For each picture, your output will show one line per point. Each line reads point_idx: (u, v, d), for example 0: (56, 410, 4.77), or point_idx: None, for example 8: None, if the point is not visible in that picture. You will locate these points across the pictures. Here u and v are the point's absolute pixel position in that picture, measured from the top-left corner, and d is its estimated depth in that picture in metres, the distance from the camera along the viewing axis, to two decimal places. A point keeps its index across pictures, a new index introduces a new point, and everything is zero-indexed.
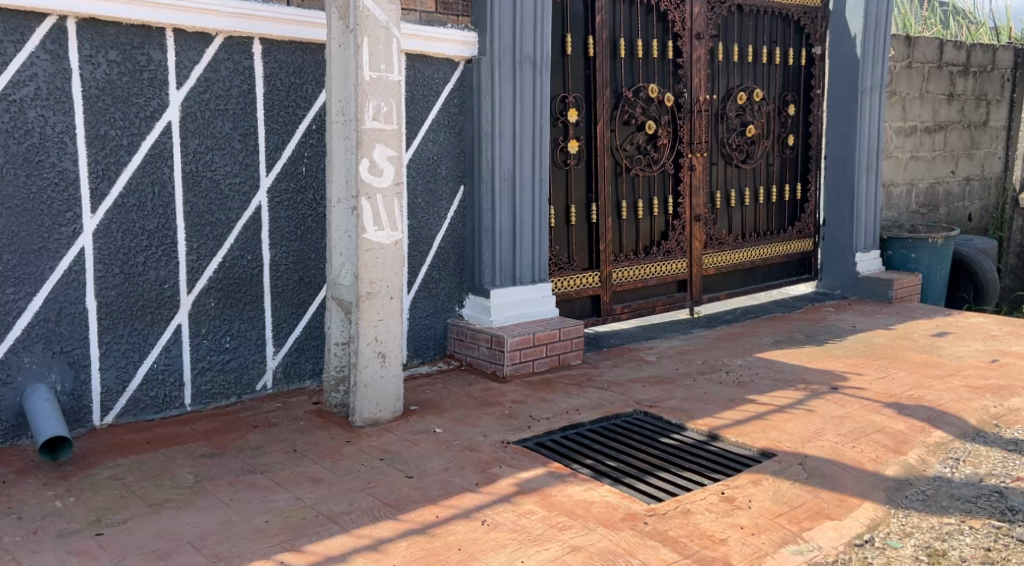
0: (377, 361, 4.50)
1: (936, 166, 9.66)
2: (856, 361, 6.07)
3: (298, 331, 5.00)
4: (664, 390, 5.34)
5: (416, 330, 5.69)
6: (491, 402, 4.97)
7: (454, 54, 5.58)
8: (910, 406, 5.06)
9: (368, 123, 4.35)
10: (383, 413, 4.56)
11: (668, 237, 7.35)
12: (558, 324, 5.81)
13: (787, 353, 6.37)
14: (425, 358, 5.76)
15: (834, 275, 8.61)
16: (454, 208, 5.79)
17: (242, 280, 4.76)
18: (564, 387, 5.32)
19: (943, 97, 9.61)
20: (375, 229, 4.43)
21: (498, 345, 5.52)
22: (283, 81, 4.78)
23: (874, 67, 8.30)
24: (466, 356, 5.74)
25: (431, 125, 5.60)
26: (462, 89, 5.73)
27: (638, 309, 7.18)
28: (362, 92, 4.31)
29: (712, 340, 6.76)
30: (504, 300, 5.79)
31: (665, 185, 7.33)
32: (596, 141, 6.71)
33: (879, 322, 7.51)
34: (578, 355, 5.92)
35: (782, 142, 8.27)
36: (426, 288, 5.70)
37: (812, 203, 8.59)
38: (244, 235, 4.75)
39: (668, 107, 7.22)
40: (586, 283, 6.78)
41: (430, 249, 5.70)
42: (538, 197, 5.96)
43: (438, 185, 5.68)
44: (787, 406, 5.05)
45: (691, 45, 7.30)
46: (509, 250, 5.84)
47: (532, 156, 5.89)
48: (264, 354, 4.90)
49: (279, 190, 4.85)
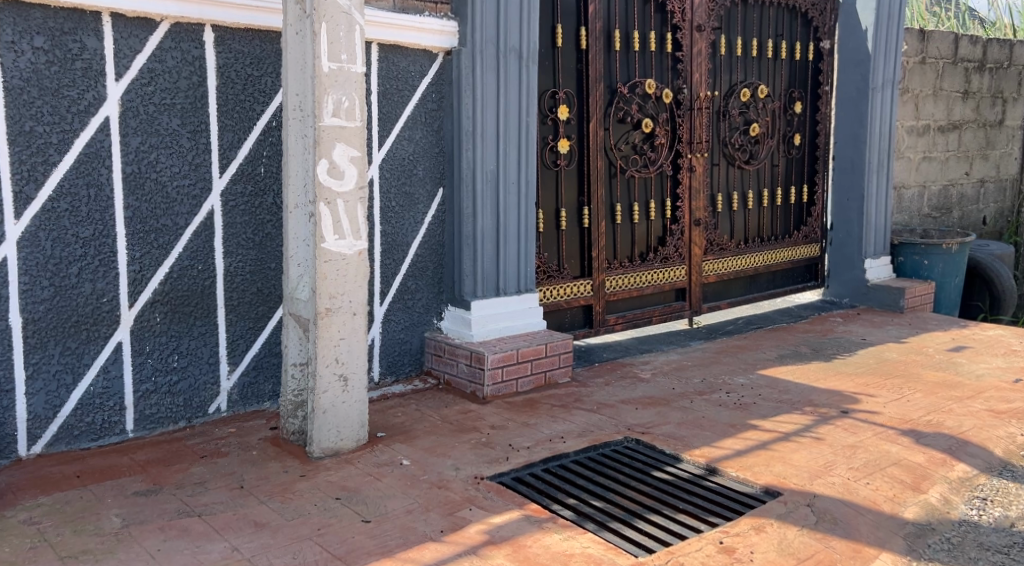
0: (338, 385, 4.05)
1: (949, 167, 9.19)
2: (868, 381, 5.61)
3: (256, 348, 4.55)
4: (658, 413, 4.87)
5: (390, 345, 5.22)
6: (467, 427, 4.52)
7: (431, 45, 5.12)
8: (929, 434, 4.60)
9: (326, 119, 3.90)
10: (344, 442, 4.11)
11: (666, 243, 6.89)
12: (545, 339, 5.35)
13: (793, 370, 5.91)
14: (400, 375, 5.29)
15: (841, 283, 8.15)
16: (432, 212, 5.33)
17: (192, 292, 4.31)
18: (549, 410, 4.86)
19: (958, 95, 9.15)
20: (336, 237, 3.97)
21: (478, 362, 5.07)
22: (239, 72, 4.33)
23: (885, 63, 7.84)
24: (443, 373, 5.28)
25: (408, 122, 5.14)
26: (441, 83, 5.27)
27: (633, 319, 6.72)
28: (320, 85, 3.86)
29: (712, 355, 6.29)
30: (485, 312, 5.35)
31: (663, 187, 6.87)
32: (589, 140, 6.26)
33: (891, 334, 7.04)
34: (566, 373, 5.46)
35: (788, 142, 7.81)
36: (402, 298, 5.24)
37: (819, 206, 8.13)
38: (194, 243, 4.30)
39: (666, 104, 6.76)
40: (577, 292, 6.32)
41: (406, 257, 5.23)
42: (524, 201, 5.50)
43: (414, 187, 5.22)
44: (794, 433, 4.59)
45: (692, 38, 6.83)
46: (492, 258, 5.39)
47: (518, 157, 5.44)
48: (217, 373, 4.44)
49: (234, 194, 4.39)
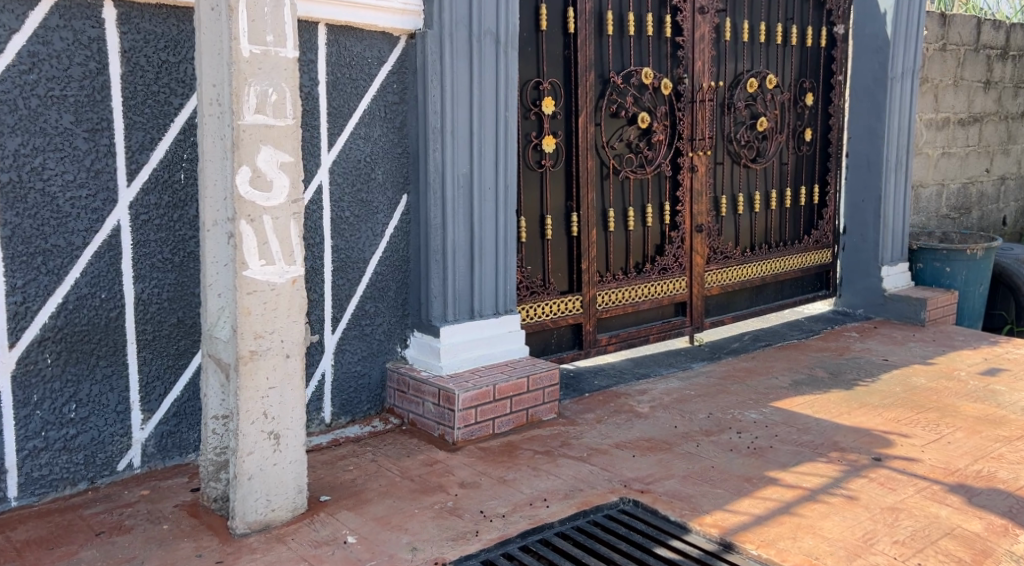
0: (267, 444, 3.29)
1: (969, 163, 8.45)
2: (899, 416, 4.86)
3: (179, 389, 3.78)
4: (660, 462, 4.13)
5: (344, 380, 4.44)
6: (432, 487, 3.76)
7: (390, 27, 4.34)
8: (982, 490, 3.86)
9: (248, 117, 3.11)
10: (277, 513, 3.35)
11: (665, 252, 6.15)
12: (527, 370, 4.60)
13: (811, 400, 5.16)
14: (357, 414, 4.51)
15: (856, 293, 7.42)
16: (395, 223, 4.55)
17: (93, 326, 3.55)
18: (530, 460, 4.10)
19: (980, 85, 8.41)
20: (262, 263, 3.19)
21: (447, 402, 4.31)
22: (151, 58, 3.57)
23: (906, 49, 7.11)
24: (407, 412, 4.51)
25: (364, 118, 4.37)
26: (404, 72, 4.49)
27: (627, 338, 5.98)
28: (238, 74, 3.08)
29: (717, 381, 5.55)
30: (456, 339, 4.58)
31: (661, 189, 6.13)
32: (577, 138, 5.51)
33: (915, 353, 6.31)
34: (552, 409, 4.71)
35: (798, 138, 7.06)
36: (358, 324, 4.46)
37: (832, 207, 7.39)
38: (95, 268, 3.53)
39: (665, 96, 6.01)
40: (564, 310, 5.58)
41: (363, 275, 4.46)
42: (503, 209, 4.75)
43: (371, 194, 4.44)
44: (822, 489, 3.85)
45: (694, 21, 6.07)
46: (466, 276, 4.64)
47: (495, 158, 4.68)
48: (127, 424, 3.67)
49: (147, 206, 3.63)
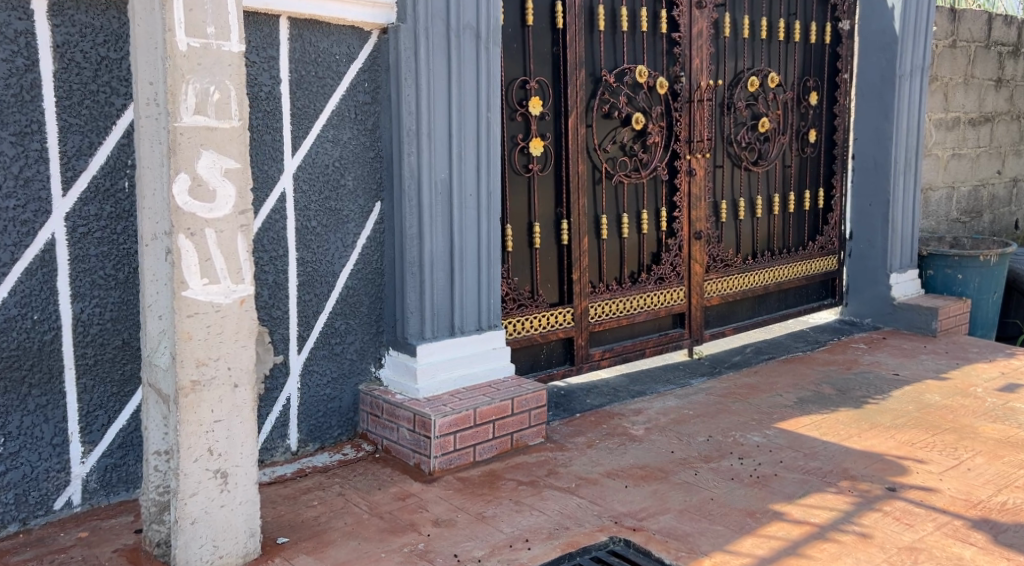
0: (212, 484, 2.94)
1: (981, 165, 8.10)
2: (914, 438, 4.51)
3: (124, 417, 3.43)
4: (654, 494, 3.78)
5: (312, 405, 4.09)
6: (402, 525, 3.42)
7: (360, 20, 4.00)
8: (1008, 525, 3.51)
9: (186, 118, 2.77)
10: (226, 561, 3.00)
11: (661, 260, 5.81)
12: (511, 391, 4.25)
13: (818, 420, 4.81)
14: (327, 440, 4.16)
15: (863, 301, 7.08)
16: (367, 233, 4.21)
17: (24, 351, 3.21)
18: (513, 492, 3.75)
19: (991, 83, 8.06)
20: (204, 282, 2.85)
21: (423, 427, 3.96)
22: (88, 54, 3.23)
23: (915, 46, 6.78)
24: (381, 438, 4.16)
25: (332, 119, 4.02)
26: (376, 69, 4.14)
27: (622, 353, 5.64)
28: (174, 70, 2.73)
29: (717, 399, 5.20)
30: (434, 358, 4.24)
31: (657, 194, 5.79)
32: (567, 140, 5.16)
33: (927, 366, 5.96)
34: (539, 432, 4.37)
35: (802, 139, 6.71)
36: (327, 343, 4.12)
37: (837, 212, 7.03)
38: (26, 286, 3.19)
39: (661, 96, 5.67)
40: (554, 323, 5.23)
41: (333, 290, 4.11)
42: (486, 217, 4.41)
43: (341, 202, 4.09)
44: (832, 525, 3.50)
45: (691, 16, 5.73)
46: (445, 289, 4.30)
47: (477, 162, 4.34)
48: (65, 458, 3.32)
49: (85, 217, 3.28)
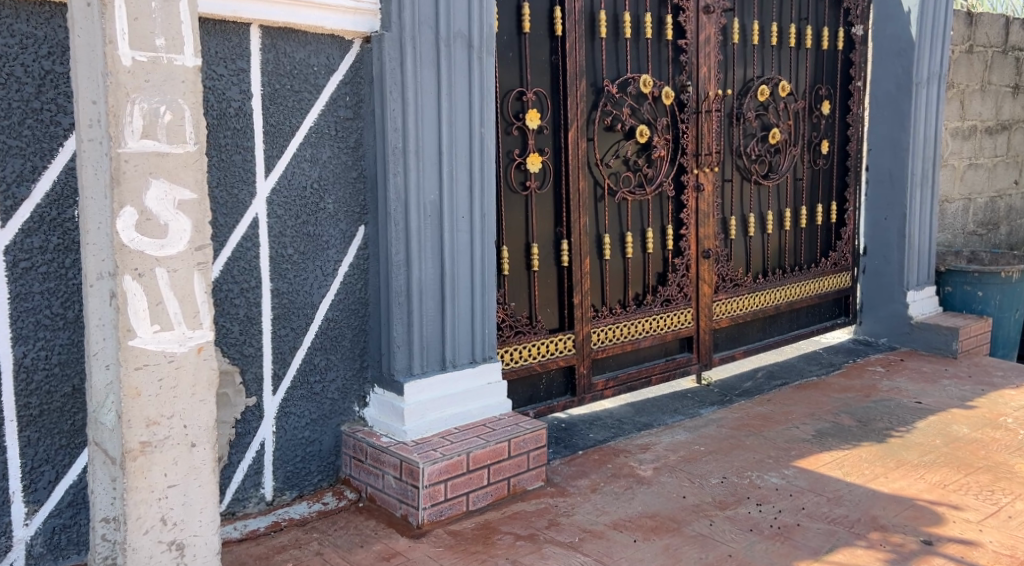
0: (167, 558, 2.58)
1: (998, 175, 7.75)
2: (947, 479, 4.17)
3: (74, 473, 3.07)
4: (666, 551, 3.46)
5: (289, 450, 3.73)
6: None
7: (339, 28, 3.65)
8: None
9: (132, 143, 2.41)
10: None
11: (667, 281, 5.46)
12: (508, 432, 3.89)
13: (840, 457, 4.46)
14: (306, 488, 3.80)
15: (879, 321, 6.73)
16: (350, 260, 3.84)
17: None
18: (510, 549, 3.45)
19: (1009, 89, 7.71)
20: (154, 329, 2.49)
21: (410, 476, 3.60)
22: (30, 68, 2.88)
23: (932, 52, 6.43)
24: (365, 485, 3.80)
25: (310, 136, 3.67)
26: (359, 81, 3.79)
27: (626, 381, 5.28)
28: (116, 88, 2.37)
29: (729, 432, 4.84)
30: (423, 397, 3.87)
31: (663, 211, 5.43)
32: (567, 155, 4.82)
33: (951, 392, 5.62)
34: (538, 476, 4.01)
35: (814, 151, 6.36)
36: (306, 381, 3.76)
37: (851, 226, 6.67)
38: None
39: (667, 106, 5.31)
40: (554, 350, 4.87)
41: (313, 323, 3.75)
42: (479, 240, 4.05)
43: (320, 227, 3.73)
44: None
45: (698, 22, 5.38)
46: (435, 320, 3.94)
47: (469, 181, 3.99)
48: (6, 520, 2.96)
49: (28, 250, 2.93)
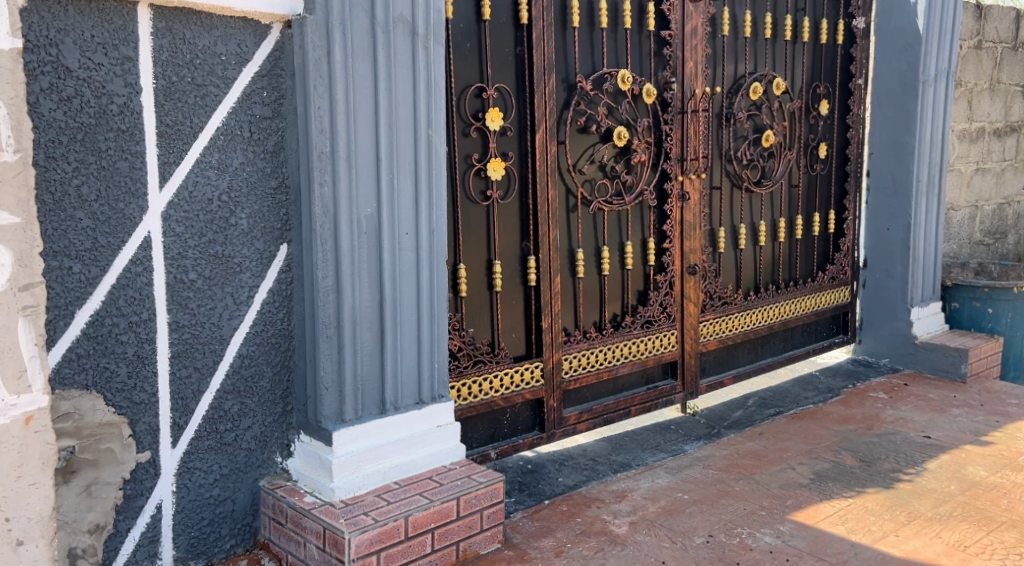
0: None
1: (1006, 181, 7.19)
2: (968, 538, 3.62)
3: None
4: None
5: (193, 512, 3.14)
6: None
7: (252, 10, 3.05)
8: None
9: None
10: None
11: (649, 301, 4.87)
12: (456, 488, 3.31)
13: (842, 508, 3.89)
14: (216, 556, 3.22)
15: (880, 340, 6.17)
16: (270, 286, 3.24)
17: None
18: None
19: (1019, 88, 7.15)
20: None
21: (335, 547, 3.03)
22: None
23: (940, 48, 5.87)
24: (286, 553, 3.22)
25: (217, 139, 3.07)
26: (280, 74, 3.19)
27: (602, 413, 4.69)
28: None
29: (717, 475, 4.26)
30: (357, 447, 3.28)
31: (644, 222, 4.85)
32: (534, 160, 4.23)
33: (962, 424, 5.06)
34: (494, 537, 3.43)
35: (811, 155, 5.78)
36: (214, 430, 3.16)
37: (851, 237, 6.10)
38: None
39: (649, 106, 4.73)
40: (519, 382, 4.28)
41: (223, 362, 3.15)
42: (427, 262, 3.45)
43: (231, 247, 3.13)
44: None
45: (683, 11, 4.79)
46: (373, 356, 3.34)
47: (415, 193, 3.38)
48: None
49: None
